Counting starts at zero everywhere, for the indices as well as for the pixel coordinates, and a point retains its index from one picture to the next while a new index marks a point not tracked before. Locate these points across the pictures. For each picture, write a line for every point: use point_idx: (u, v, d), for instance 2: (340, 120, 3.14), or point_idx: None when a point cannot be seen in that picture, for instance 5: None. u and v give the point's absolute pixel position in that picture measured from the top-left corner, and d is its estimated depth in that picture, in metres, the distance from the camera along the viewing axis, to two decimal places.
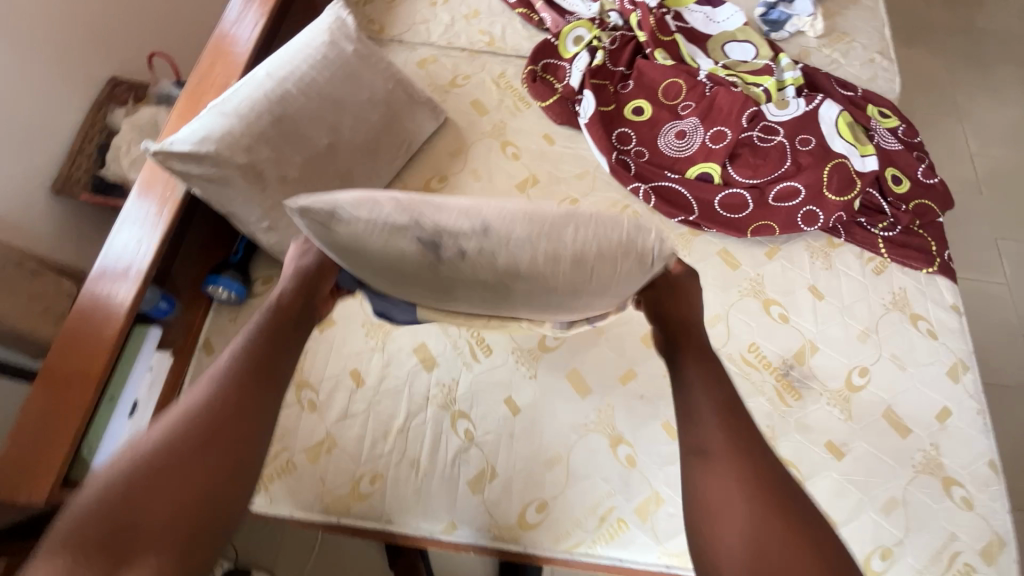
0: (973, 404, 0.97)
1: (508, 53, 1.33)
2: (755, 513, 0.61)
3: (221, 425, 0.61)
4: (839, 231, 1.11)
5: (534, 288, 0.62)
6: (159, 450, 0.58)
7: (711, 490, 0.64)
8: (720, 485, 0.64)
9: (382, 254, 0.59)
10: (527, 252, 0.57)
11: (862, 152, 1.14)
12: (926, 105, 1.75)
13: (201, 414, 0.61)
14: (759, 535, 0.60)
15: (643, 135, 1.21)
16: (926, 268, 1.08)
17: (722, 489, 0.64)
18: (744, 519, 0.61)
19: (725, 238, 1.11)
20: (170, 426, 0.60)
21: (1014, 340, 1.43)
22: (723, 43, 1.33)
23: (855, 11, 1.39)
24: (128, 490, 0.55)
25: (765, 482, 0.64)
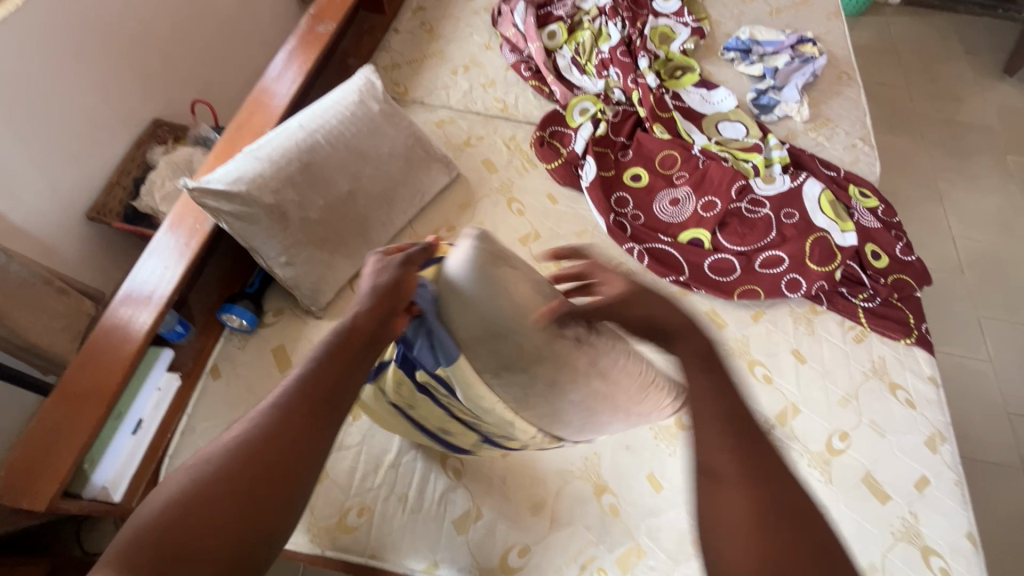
0: (951, 475, 0.99)
1: (519, 119, 1.45)
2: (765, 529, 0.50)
3: (290, 443, 0.56)
4: (821, 299, 1.17)
5: (585, 380, 0.74)
6: (228, 463, 0.54)
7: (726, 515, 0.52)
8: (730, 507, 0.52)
9: (507, 298, 0.69)
10: (604, 352, 0.74)
11: (842, 228, 1.22)
12: (909, 189, 1.86)
13: (274, 432, 0.56)
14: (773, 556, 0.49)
15: (639, 200, 1.30)
16: (904, 339, 1.13)
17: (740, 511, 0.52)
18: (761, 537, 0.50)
19: (712, 300, 1.18)
20: (243, 442, 0.56)
21: (998, 418, 1.46)
22: (716, 121, 1.45)
23: (838, 101, 1.52)
24: (173, 520, 0.50)
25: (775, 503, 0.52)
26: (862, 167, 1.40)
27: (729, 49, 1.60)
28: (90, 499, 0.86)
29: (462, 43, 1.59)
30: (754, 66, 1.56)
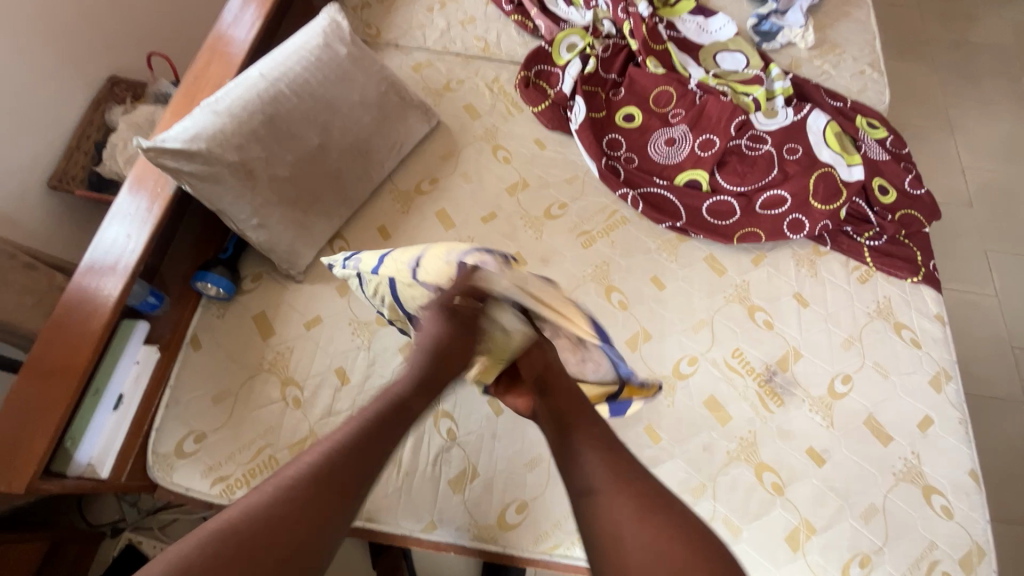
0: (955, 413, 0.97)
1: (502, 59, 1.34)
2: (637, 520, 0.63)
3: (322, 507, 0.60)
4: (825, 239, 1.12)
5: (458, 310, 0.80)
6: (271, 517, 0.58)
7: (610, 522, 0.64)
8: (609, 513, 0.64)
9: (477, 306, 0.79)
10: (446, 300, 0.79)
11: (849, 162, 1.15)
12: (917, 118, 1.77)
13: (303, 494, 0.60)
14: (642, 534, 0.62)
15: (632, 141, 1.22)
16: (911, 277, 1.09)
17: (618, 509, 0.64)
18: (630, 527, 0.63)
19: (711, 245, 1.12)
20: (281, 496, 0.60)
21: (1001, 353, 1.44)
22: (714, 52, 1.35)
23: (846, 24, 1.40)
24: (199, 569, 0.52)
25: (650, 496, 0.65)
26: (869, 97, 1.31)
27: None
28: (76, 477, 0.84)
29: None
30: None
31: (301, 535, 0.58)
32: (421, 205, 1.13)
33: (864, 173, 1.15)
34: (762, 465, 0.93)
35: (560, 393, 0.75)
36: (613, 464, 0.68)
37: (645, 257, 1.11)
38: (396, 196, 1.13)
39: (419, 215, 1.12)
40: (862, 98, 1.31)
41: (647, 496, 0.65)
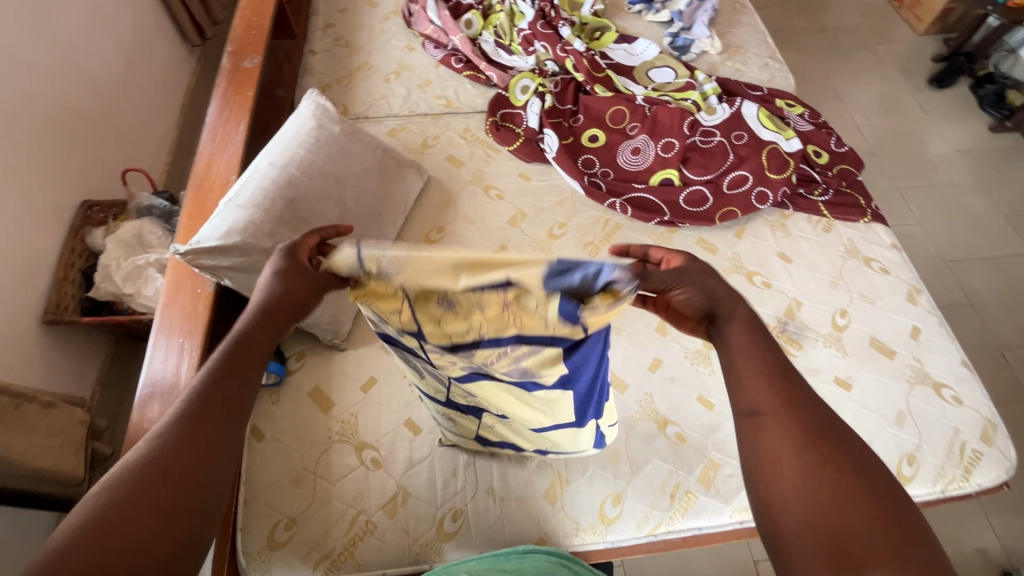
0: (934, 319, 1.16)
1: (466, 110, 1.47)
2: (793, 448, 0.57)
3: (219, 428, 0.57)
4: (787, 203, 1.30)
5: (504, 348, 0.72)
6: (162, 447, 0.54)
7: (763, 443, 0.59)
8: (775, 442, 0.58)
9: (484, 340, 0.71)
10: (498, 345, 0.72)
11: (786, 136, 1.35)
12: (809, 93, 2.07)
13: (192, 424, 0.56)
14: (814, 485, 0.55)
15: (603, 158, 1.38)
16: (862, 219, 1.29)
17: (785, 443, 0.58)
18: (799, 472, 0.56)
19: (697, 229, 1.28)
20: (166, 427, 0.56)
21: (937, 269, 1.69)
22: (645, 71, 1.55)
23: (742, 29, 1.66)
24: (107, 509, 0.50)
25: (808, 427, 0.59)
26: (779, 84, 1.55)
27: (634, 1, 1.69)
28: None
29: (384, 50, 1.57)
30: (661, 13, 1.67)
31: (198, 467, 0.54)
32: None
33: (799, 142, 1.35)
34: None
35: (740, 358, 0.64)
36: (798, 414, 0.60)
37: None
38: None
39: None
40: (774, 85, 1.55)
41: (837, 456, 0.57)
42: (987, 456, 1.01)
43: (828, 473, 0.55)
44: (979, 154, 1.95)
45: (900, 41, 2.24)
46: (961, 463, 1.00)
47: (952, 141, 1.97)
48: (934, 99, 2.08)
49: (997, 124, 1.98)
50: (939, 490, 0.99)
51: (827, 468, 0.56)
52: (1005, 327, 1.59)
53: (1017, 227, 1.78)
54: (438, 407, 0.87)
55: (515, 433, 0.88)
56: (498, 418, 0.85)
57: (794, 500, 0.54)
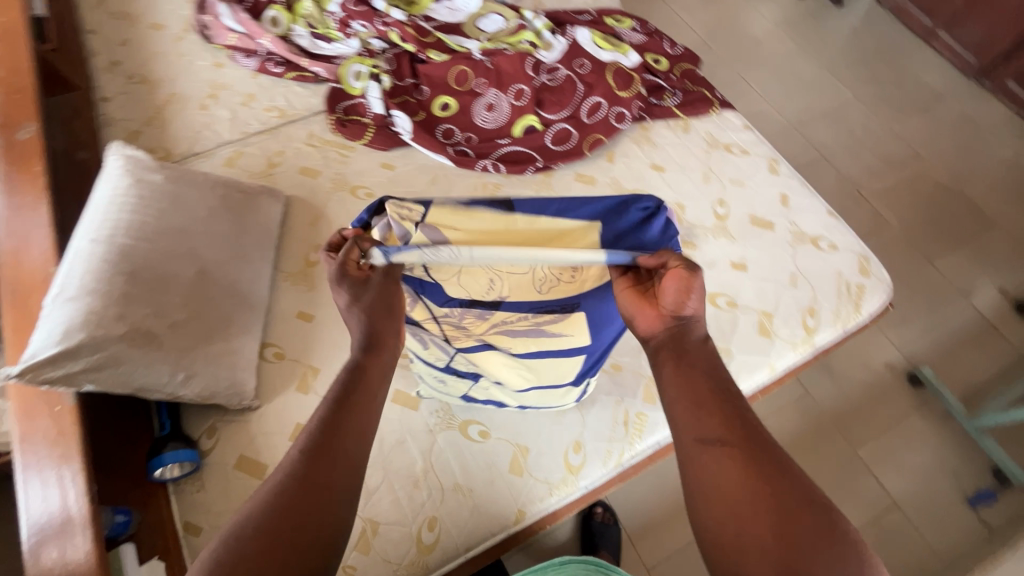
0: (796, 182, 1.26)
1: (304, 115, 1.35)
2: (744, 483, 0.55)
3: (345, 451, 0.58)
4: (644, 116, 1.34)
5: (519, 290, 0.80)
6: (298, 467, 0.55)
7: (714, 477, 0.57)
8: (726, 478, 0.56)
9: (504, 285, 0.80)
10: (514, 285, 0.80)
11: (624, 51, 1.37)
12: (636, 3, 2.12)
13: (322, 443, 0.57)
14: (762, 526, 0.53)
15: (461, 123, 1.33)
16: (712, 111, 1.36)
17: (735, 472, 0.56)
18: (745, 513, 0.54)
19: (571, 166, 1.29)
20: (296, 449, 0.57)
21: (788, 135, 1.84)
22: (474, 23, 1.50)
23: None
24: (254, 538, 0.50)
25: (757, 460, 0.57)
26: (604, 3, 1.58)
27: None
28: None
29: (190, 75, 1.40)
30: None
31: (325, 486, 0.55)
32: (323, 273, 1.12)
33: (637, 55, 1.38)
34: (713, 294, 1.11)
35: (697, 379, 0.64)
36: (752, 442, 0.58)
37: None
38: (296, 280, 1.11)
39: (327, 284, 1.12)
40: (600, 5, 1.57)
41: (786, 489, 0.55)
42: (869, 286, 1.13)
43: (780, 504, 0.54)
44: (793, 21, 2.12)
45: None
46: (852, 299, 1.12)
47: (769, 15, 2.13)
48: None
49: None
50: (841, 330, 1.10)
51: (780, 506, 0.54)
52: (854, 168, 1.78)
53: (840, 77, 1.98)
54: (432, 371, 0.91)
55: (506, 394, 0.95)
56: (495, 381, 0.92)
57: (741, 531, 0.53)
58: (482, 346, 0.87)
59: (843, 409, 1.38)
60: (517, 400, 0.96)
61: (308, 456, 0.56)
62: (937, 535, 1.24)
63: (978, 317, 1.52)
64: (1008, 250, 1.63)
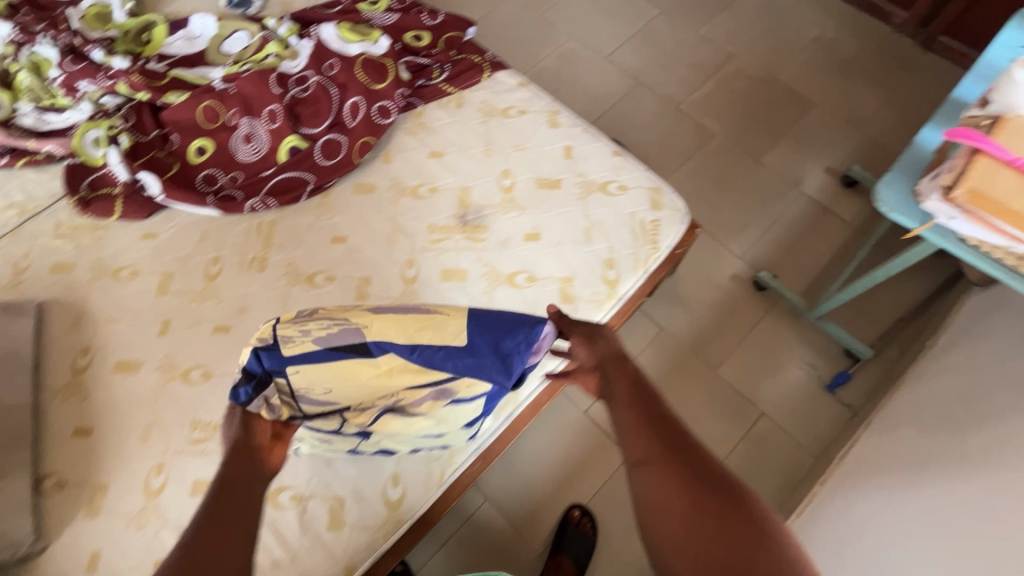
0: (578, 130, 1.21)
1: (47, 203, 1.21)
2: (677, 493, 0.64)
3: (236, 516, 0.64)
4: (412, 102, 1.25)
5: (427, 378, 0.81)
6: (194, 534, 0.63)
7: (651, 490, 0.66)
8: (659, 490, 0.65)
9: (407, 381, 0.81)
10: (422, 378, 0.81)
11: (374, 37, 1.26)
12: None
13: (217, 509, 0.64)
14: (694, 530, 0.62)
15: (221, 163, 1.21)
16: (483, 76, 1.28)
17: (662, 487, 0.65)
18: (677, 520, 0.63)
19: (348, 178, 1.20)
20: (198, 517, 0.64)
21: (601, 69, 1.78)
22: (218, 47, 1.35)
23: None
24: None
25: (692, 473, 0.66)
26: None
27: None
28: None
29: None
30: None
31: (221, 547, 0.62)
32: (97, 376, 1.02)
33: (389, 38, 1.27)
34: (511, 274, 1.07)
35: (632, 413, 0.72)
36: (672, 455, 0.67)
37: (312, 231, 1.15)
38: (66, 393, 1.00)
39: (102, 386, 1.01)
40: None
41: (713, 496, 0.63)
42: (663, 218, 1.11)
43: (705, 509, 0.62)
44: None
45: None
46: (648, 238, 1.09)
47: None
48: None
49: None
50: (644, 271, 1.08)
51: (709, 513, 0.62)
52: (671, 84, 1.74)
53: None
54: (315, 433, 0.85)
55: (397, 441, 0.87)
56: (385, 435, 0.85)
57: (685, 533, 0.62)
58: (383, 414, 0.82)
59: (699, 334, 1.38)
60: (409, 444, 0.89)
61: (203, 527, 0.63)
62: (803, 429, 1.27)
63: (810, 203, 1.53)
64: (828, 126, 1.64)
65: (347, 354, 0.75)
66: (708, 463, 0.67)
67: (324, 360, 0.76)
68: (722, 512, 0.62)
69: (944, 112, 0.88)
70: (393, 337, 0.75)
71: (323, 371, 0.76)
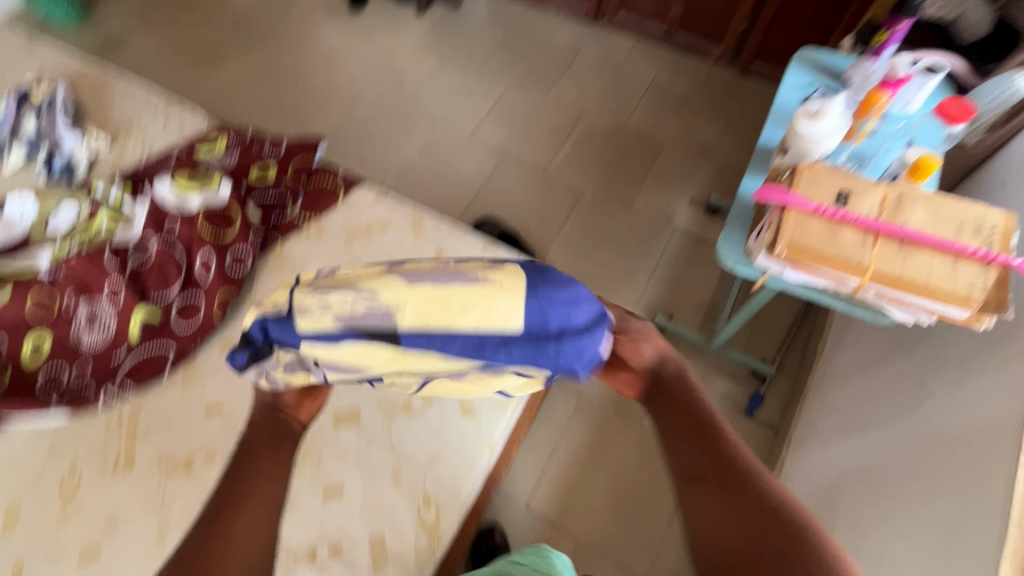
0: (445, 232, 1.20)
1: None
2: (732, 517, 0.61)
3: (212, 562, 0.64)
4: (268, 241, 1.21)
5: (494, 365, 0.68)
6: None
7: (702, 513, 0.62)
8: (710, 511, 0.62)
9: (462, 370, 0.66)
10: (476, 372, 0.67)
11: (214, 184, 1.21)
12: (269, 91, 2.00)
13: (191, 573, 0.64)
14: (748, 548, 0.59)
15: (63, 356, 1.07)
16: (338, 199, 1.26)
17: (715, 506, 0.62)
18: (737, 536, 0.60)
19: (214, 338, 1.12)
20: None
21: (466, 150, 1.83)
22: (40, 228, 1.19)
23: (116, 98, 1.43)
24: None
25: (741, 491, 0.62)
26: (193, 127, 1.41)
27: None
28: None
29: None
30: (13, 153, 1.32)
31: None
32: None
33: (230, 181, 1.22)
34: (406, 402, 1.04)
35: (688, 420, 0.66)
36: (732, 478, 0.63)
37: (180, 410, 1.05)
38: None
39: None
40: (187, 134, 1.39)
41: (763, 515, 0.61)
42: None
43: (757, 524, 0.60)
44: (423, 40, 2.14)
45: None
46: None
47: (401, 44, 2.11)
48: (362, 22, 2.20)
49: (419, 7, 2.19)
50: None
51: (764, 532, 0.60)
52: (535, 152, 1.81)
53: (488, 73, 2.01)
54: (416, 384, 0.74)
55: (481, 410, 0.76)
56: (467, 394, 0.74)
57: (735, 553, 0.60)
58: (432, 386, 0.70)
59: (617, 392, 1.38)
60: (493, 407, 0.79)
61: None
62: None
63: (685, 236, 1.61)
64: (682, 162, 1.76)
65: (375, 339, 0.63)
66: (763, 486, 0.63)
67: (349, 302, 0.63)
68: (776, 540, 0.59)
69: (756, 160, 0.95)
70: (431, 323, 0.61)
71: (349, 354, 0.65)
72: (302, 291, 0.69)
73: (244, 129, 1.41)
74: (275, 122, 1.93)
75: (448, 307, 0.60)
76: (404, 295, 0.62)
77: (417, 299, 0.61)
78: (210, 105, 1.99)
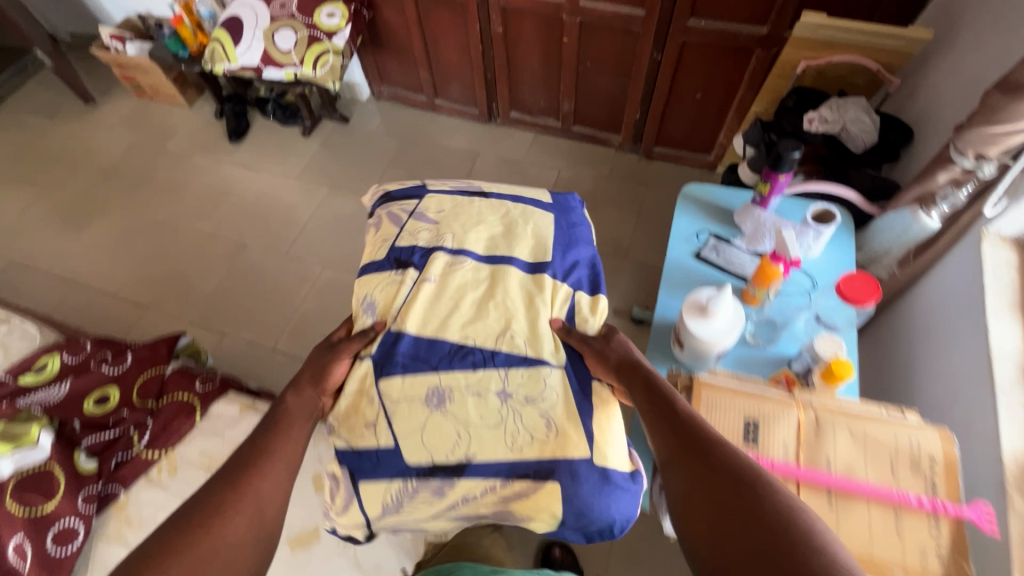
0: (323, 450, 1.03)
1: None
2: (707, 493, 0.53)
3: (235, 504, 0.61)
4: (106, 495, 0.99)
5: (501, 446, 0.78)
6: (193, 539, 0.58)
7: (677, 492, 0.55)
8: (682, 488, 0.55)
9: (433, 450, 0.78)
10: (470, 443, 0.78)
11: (32, 436, 0.97)
12: (143, 248, 1.80)
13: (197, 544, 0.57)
14: (717, 518, 0.51)
15: None
16: (195, 420, 1.06)
17: (687, 481, 0.55)
18: (704, 514, 0.52)
19: None
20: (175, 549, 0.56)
21: None
22: None
23: None
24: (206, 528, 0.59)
25: (709, 461, 0.55)
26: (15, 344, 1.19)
27: None
28: None
29: None
30: None
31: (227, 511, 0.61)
32: None
33: (52, 428, 1.00)
34: None
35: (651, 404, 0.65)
36: (696, 449, 0.57)
37: None
38: None
39: None
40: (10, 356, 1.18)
41: (730, 475, 0.54)
42: None
43: (725, 488, 0.52)
44: (312, 162, 1.98)
45: (180, 126, 2.12)
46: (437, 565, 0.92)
47: (288, 170, 1.95)
48: (244, 150, 2.03)
49: (304, 128, 2.04)
50: None
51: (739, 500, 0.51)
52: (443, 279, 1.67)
53: None
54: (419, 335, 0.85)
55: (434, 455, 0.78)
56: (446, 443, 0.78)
57: (704, 536, 0.51)
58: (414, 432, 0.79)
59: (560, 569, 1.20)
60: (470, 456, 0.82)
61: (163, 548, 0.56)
62: None
63: None
64: None
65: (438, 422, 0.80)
66: (729, 462, 0.55)
67: (420, 418, 0.79)
68: (737, 503, 0.51)
69: (654, 342, 0.82)
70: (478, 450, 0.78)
71: (423, 319, 0.86)
72: (359, 364, 0.84)
73: (82, 339, 1.21)
74: (151, 283, 1.71)
75: (493, 422, 0.79)
76: (454, 416, 0.79)
77: (467, 420, 0.79)
78: (74, 272, 1.76)
